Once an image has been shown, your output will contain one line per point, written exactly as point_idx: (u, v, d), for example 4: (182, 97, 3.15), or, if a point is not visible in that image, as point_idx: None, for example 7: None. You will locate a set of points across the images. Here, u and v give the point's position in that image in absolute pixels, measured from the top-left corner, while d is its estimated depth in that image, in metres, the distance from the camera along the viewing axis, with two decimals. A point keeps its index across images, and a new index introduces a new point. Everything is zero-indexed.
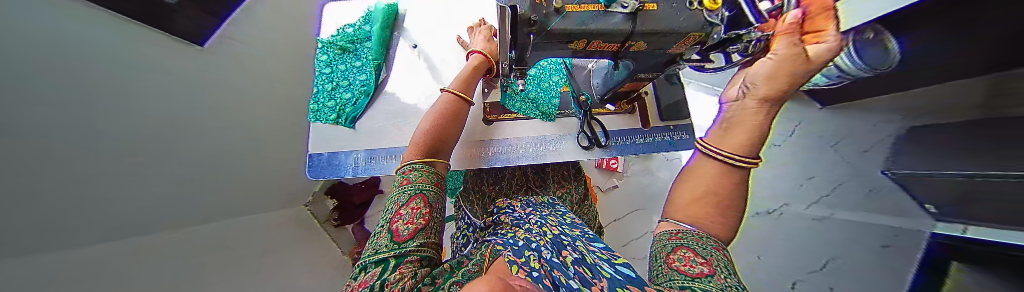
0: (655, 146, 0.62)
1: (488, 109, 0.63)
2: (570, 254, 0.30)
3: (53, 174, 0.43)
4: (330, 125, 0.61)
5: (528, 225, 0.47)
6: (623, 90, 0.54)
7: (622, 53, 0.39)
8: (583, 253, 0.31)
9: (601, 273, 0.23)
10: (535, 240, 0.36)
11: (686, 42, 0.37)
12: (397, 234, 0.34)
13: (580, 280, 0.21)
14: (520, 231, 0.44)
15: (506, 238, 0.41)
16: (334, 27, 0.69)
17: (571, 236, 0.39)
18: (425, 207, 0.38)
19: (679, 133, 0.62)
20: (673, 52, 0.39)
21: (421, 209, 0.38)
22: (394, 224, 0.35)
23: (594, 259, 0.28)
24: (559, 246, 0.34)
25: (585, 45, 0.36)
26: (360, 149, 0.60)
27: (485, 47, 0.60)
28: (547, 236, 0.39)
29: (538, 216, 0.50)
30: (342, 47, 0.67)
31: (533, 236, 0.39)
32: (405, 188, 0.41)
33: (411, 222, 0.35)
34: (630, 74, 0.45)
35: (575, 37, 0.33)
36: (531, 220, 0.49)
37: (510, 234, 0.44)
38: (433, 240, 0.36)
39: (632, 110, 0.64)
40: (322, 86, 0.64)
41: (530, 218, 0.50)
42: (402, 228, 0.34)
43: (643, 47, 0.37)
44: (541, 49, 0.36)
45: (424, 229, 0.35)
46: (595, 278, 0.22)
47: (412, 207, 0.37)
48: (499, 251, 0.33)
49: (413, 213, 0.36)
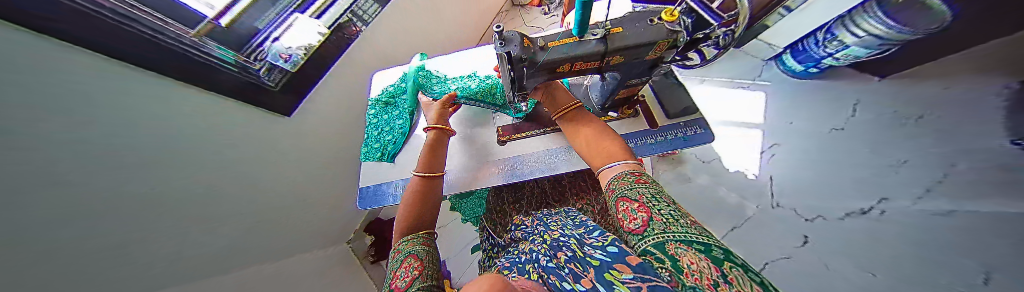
0: (666, 144, 0.62)
1: (500, 132, 0.72)
2: (564, 254, 0.31)
3: (119, 239, 0.54)
4: (377, 162, 0.76)
5: (534, 236, 0.50)
6: (621, 96, 0.59)
7: (605, 68, 0.46)
8: (576, 250, 0.31)
9: (590, 264, 0.24)
10: (538, 250, 0.38)
11: (659, 49, 0.43)
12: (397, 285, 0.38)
13: (573, 278, 0.23)
14: (526, 245, 0.46)
15: (513, 258, 0.41)
16: (380, 89, 0.90)
17: (568, 235, 0.41)
18: (415, 261, 0.43)
19: (691, 128, 0.63)
20: (652, 58, 0.45)
21: (412, 265, 0.42)
22: (395, 282, 0.39)
23: (587, 250, 0.29)
24: (556, 248, 0.36)
25: (571, 67, 0.44)
26: (399, 179, 0.72)
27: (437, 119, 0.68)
28: (547, 242, 0.42)
29: (541, 226, 0.53)
30: (385, 101, 0.86)
31: (536, 247, 0.40)
32: (397, 256, 0.46)
33: (406, 276, 0.39)
34: (620, 82, 0.51)
35: (561, 64, 0.42)
36: (536, 230, 0.52)
37: (518, 253, 0.44)
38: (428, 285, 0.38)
39: (635, 114, 0.67)
40: (371, 133, 0.82)
41: (535, 229, 0.53)
42: (401, 283, 0.38)
43: (621, 59, 0.43)
44: (534, 78, 0.45)
45: (419, 277, 0.39)
46: (583, 271, 0.23)
47: (405, 267, 0.41)
48: (505, 271, 0.34)
49: (405, 270, 0.40)
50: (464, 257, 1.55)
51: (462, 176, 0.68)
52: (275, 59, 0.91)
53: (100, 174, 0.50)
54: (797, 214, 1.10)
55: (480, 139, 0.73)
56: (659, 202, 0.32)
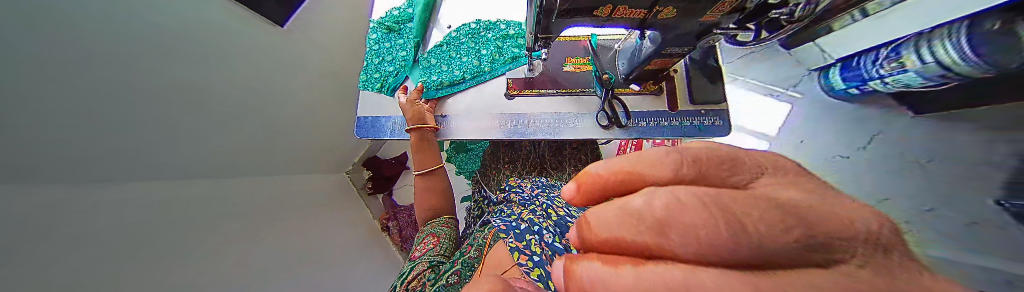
0: (681, 130, 0.59)
1: (510, 85, 0.66)
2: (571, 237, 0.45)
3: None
4: (375, 93, 0.71)
5: (534, 206, 0.52)
6: (651, 67, 0.53)
7: (649, 22, 0.39)
8: None
9: None
10: (539, 223, 0.46)
11: (722, 8, 0.35)
12: (415, 253, 0.53)
13: None
14: (525, 212, 0.50)
15: (510, 220, 0.47)
16: (383, 10, 0.79)
17: (573, 217, 0.52)
18: (432, 237, 0.55)
19: (712, 118, 0.59)
20: (706, 21, 0.38)
21: (430, 239, 0.55)
22: (418, 249, 0.54)
23: None
24: (562, 228, 0.48)
25: (611, 11, 0.36)
26: (397, 115, 0.69)
27: (411, 115, 0.63)
28: (551, 219, 0.50)
29: (544, 199, 0.55)
30: (389, 27, 0.76)
31: (537, 218, 0.47)
32: (428, 229, 0.58)
33: (426, 246, 0.54)
34: (659, 48, 0.45)
35: (601, 3, 0.35)
36: (537, 202, 0.53)
37: (515, 215, 0.49)
38: (443, 252, 0.52)
39: (659, 91, 0.61)
40: (370, 61, 0.75)
41: (536, 200, 0.54)
42: (419, 251, 0.53)
43: (672, 13, 0.36)
44: (565, 18, 0.39)
45: (434, 248, 0.53)
46: None
47: (426, 242, 0.55)
48: (503, 236, 0.43)
49: (425, 243, 0.54)
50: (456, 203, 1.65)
51: (463, 125, 0.66)
52: None
53: None
54: None
55: (490, 88, 0.68)
56: None
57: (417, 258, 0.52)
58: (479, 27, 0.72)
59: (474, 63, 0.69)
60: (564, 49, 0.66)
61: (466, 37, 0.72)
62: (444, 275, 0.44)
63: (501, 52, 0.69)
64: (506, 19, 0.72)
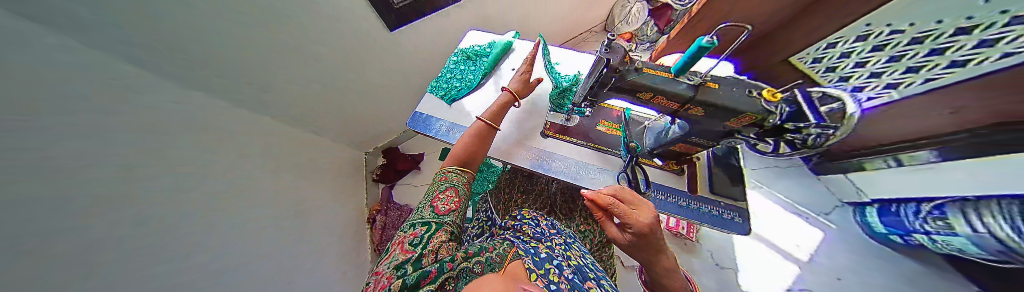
0: (696, 213, 0.60)
1: (547, 126, 0.76)
2: (595, 288, 0.41)
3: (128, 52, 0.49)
4: (437, 98, 0.86)
5: (550, 243, 0.54)
6: (677, 149, 0.60)
7: (680, 114, 0.47)
8: (603, 289, 0.43)
9: None
10: (557, 259, 0.46)
11: (743, 121, 0.43)
12: (439, 207, 0.51)
13: None
14: (541, 245, 0.52)
15: (529, 247, 0.49)
16: (468, 44, 1.01)
17: (592, 269, 0.49)
18: (453, 195, 0.55)
19: (729, 213, 0.60)
20: (730, 126, 0.45)
21: (451, 196, 0.55)
22: (434, 202, 0.53)
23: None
24: (581, 272, 0.46)
25: (652, 98, 0.46)
26: (447, 120, 0.81)
27: (516, 85, 0.71)
28: (570, 260, 0.49)
29: (560, 240, 0.57)
30: (468, 55, 0.96)
31: (555, 255, 0.48)
32: (444, 182, 0.58)
33: (446, 202, 0.53)
34: (686, 135, 0.52)
35: (645, 90, 0.45)
36: (555, 240, 0.56)
37: (532, 244, 0.51)
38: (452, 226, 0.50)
39: (680, 172, 0.66)
40: (444, 74, 0.92)
41: (553, 238, 0.57)
42: (440, 206, 0.51)
43: (701, 113, 0.44)
44: (613, 90, 0.49)
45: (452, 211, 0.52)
46: None
47: (446, 194, 0.55)
48: (520, 255, 0.43)
49: (447, 198, 0.54)
50: None
51: (498, 144, 0.74)
52: None
53: None
54: None
55: (535, 123, 0.78)
56: None
57: (441, 213, 0.50)
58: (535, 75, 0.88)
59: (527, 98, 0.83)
60: (601, 112, 0.77)
61: None
62: (475, 253, 0.42)
63: None
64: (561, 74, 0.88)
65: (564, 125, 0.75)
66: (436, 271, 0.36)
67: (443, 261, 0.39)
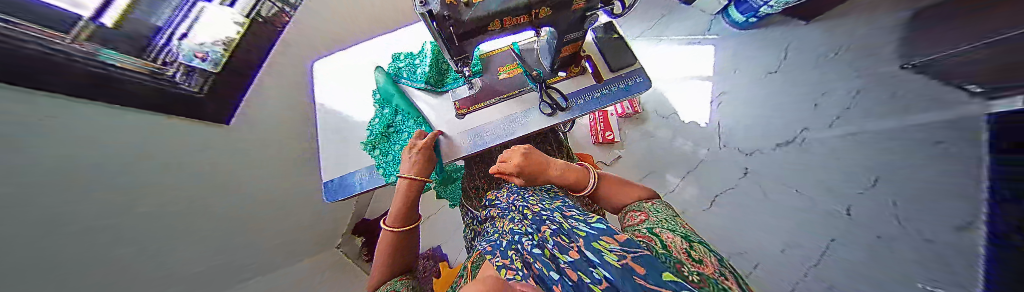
0: (612, 96, 0.66)
1: (457, 107, 0.71)
2: (548, 229, 0.38)
3: None
4: (333, 155, 0.73)
5: (512, 212, 0.51)
6: (566, 54, 0.62)
7: (536, 22, 0.46)
8: (560, 223, 0.40)
9: (578, 234, 0.33)
10: (518, 229, 0.42)
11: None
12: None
13: (562, 249, 0.30)
14: (506, 222, 0.48)
15: (494, 238, 0.45)
16: (322, 81, 0.84)
17: (549, 210, 0.47)
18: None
19: (632, 79, 0.68)
20: (578, 8, 0.46)
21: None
22: None
23: (572, 223, 0.38)
24: (539, 223, 0.42)
25: (500, 23, 0.44)
26: (362, 168, 0.71)
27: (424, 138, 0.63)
28: (528, 217, 0.46)
29: (521, 201, 0.55)
30: (333, 93, 0.81)
31: (517, 225, 0.44)
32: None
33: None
34: (559, 38, 0.53)
35: (487, 20, 0.42)
36: (515, 206, 0.53)
37: (497, 232, 0.48)
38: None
39: (583, 71, 0.70)
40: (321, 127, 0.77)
41: (513, 205, 0.54)
42: None
43: (548, 12, 0.44)
44: (467, 38, 0.45)
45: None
46: (574, 241, 0.31)
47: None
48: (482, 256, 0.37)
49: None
50: (455, 240, 1.61)
51: None
52: (192, 59, 0.86)
53: None
54: (740, 151, 1.38)
55: (443, 114, 0.72)
56: (660, 212, 0.43)
57: None
58: (409, 67, 0.78)
59: (423, 89, 0.75)
60: (493, 62, 0.74)
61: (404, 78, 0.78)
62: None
63: (444, 75, 0.77)
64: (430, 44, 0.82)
65: (467, 95, 0.71)
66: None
67: None
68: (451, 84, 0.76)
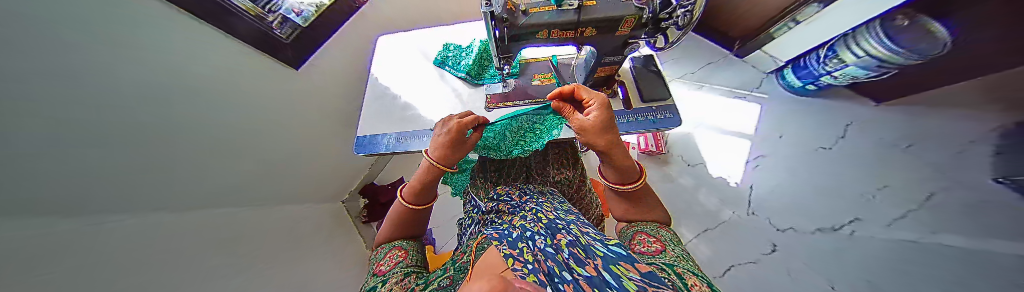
0: (638, 124, 0.67)
1: (489, 99, 0.77)
2: (564, 238, 0.41)
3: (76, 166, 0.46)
4: (372, 114, 0.82)
5: (524, 212, 0.53)
6: (601, 75, 0.65)
7: (581, 40, 0.51)
8: (577, 236, 0.42)
9: (595, 253, 0.35)
10: (532, 228, 0.45)
11: (628, 26, 0.47)
12: (380, 268, 0.48)
13: (577, 262, 0.33)
14: (516, 219, 0.51)
15: (503, 229, 0.47)
16: (383, 52, 0.97)
17: (564, 221, 0.49)
18: (399, 250, 0.54)
19: (662, 113, 0.68)
20: (622, 34, 0.50)
21: (397, 252, 0.53)
22: (380, 267, 0.49)
23: (589, 241, 0.40)
24: (553, 230, 0.44)
25: (549, 34, 0.49)
26: (392, 132, 0.79)
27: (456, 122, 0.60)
28: (542, 222, 0.48)
29: (534, 204, 0.57)
30: (388, 64, 0.93)
31: (529, 224, 0.47)
32: (394, 245, 0.57)
33: (393, 260, 0.50)
34: (598, 58, 0.57)
35: (538, 29, 0.48)
36: (527, 207, 0.55)
37: (506, 224, 0.50)
38: (404, 270, 0.46)
39: (614, 94, 0.72)
40: (370, 89, 0.88)
41: (526, 206, 0.56)
42: (384, 268, 0.48)
43: (593, 32, 0.48)
44: (515, 41, 0.51)
45: (403, 261, 0.50)
46: (589, 258, 0.34)
47: (393, 253, 0.53)
48: (494, 244, 0.41)
49: (390, 257, 0.51)
50: (449, 227, 1.65)
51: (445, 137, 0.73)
52: (287, 12, 1.07)
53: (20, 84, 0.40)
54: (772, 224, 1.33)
55: (476, 104, 0.79)
56: (673, 243, 0.41)
57: (384, 272, 0.47)
58: (457, 56, 0.88)
59: (462, 78, 0.84)
60: (530, 68, 0.79)
61: (449, 64, 0.87)
62: (436, 280, 0.39)
63: (484, 69, 0.84)
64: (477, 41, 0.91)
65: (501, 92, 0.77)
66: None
67: None
68: (489, 79, 0.83)
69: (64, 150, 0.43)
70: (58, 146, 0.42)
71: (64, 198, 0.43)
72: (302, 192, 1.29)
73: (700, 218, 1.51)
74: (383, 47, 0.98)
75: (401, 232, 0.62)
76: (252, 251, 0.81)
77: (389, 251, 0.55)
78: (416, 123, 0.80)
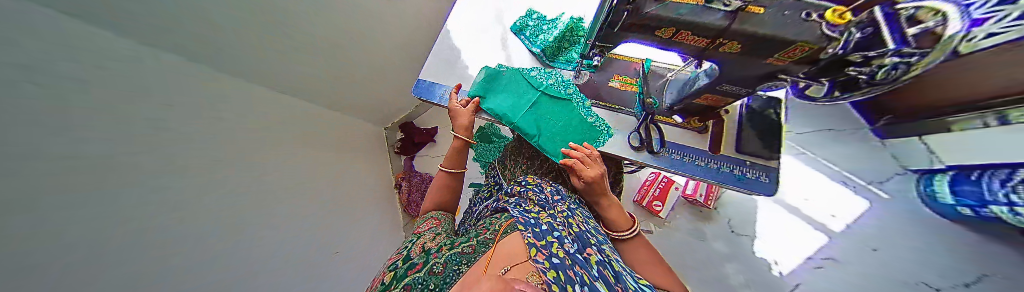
0: (717, 174, 0.56)
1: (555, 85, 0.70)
2: (595, 255, 0.37)
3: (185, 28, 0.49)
4: (436, 60, 0.82)
5: (554, 210, 0.51)
6: (702, 103, 0.53)
7: (710, 52, 0.40)
8: (606, 257, 0.38)
9: (626, 284, 0.32)
10: (561, 229, 0.43)
11: (789, 55, 0.35)
12: (416, 230, 0.51)
13: (605, 283, 0.30)
14: (544, 212, 0.49)
15: (530, 217, 0.46)
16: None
17: (595, 237, 0.46)
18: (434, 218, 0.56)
19: (755, 172, 0.55)
20: (771, 64, 0.38)
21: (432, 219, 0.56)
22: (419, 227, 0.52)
23: (619, 267, 0.36)
24: (583, 242, 0.41)
25: (673, 34, 0.39)
26: (449, 85, 0.79)
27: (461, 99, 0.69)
28: (572, 228, 0.45)
29: (566, 207, 0.54)
30: (466, 13, 0.90)
31: (558, 223, 0.45)
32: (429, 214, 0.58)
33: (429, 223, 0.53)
34: (714, 83, 0.45)
35: (665, 24, 0.38)
36: (559, 207, 0.53)
37: (533, 213, 0.48)
38: (434, 233, 0.48)
39: (703, 130, 0.60)
40: (442, 34, 0.87)
41: (558, 205, 0.53)
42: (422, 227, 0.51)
43: (736, 48, 0.37)
44: (625, 30, 0.42)
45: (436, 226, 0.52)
46: (618, 285, 0.31)
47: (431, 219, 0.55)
48: (520, 228, 0.40)
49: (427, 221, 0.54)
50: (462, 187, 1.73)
51: None
52: None
53: None
54: None
55: None
56: None
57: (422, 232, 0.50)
58: (537, 27, 0.80)
59: (534, 54, 0.77)
60: (613, 66, 0.69)
61: (526, 33, 0.80)
62: (460, 244, 0.41)
63: (560, 51, 0.76)
64: (567, 17, 0.81)
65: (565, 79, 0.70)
66: (421, 263, 0.36)
67: (429, 252, 0.39)
68: (562, 62, 0.75)
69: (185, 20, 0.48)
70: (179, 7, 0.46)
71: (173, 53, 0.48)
72: (366, 111, 1.41)
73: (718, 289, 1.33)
74: None
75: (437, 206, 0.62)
76: (304, 145, 0.93)
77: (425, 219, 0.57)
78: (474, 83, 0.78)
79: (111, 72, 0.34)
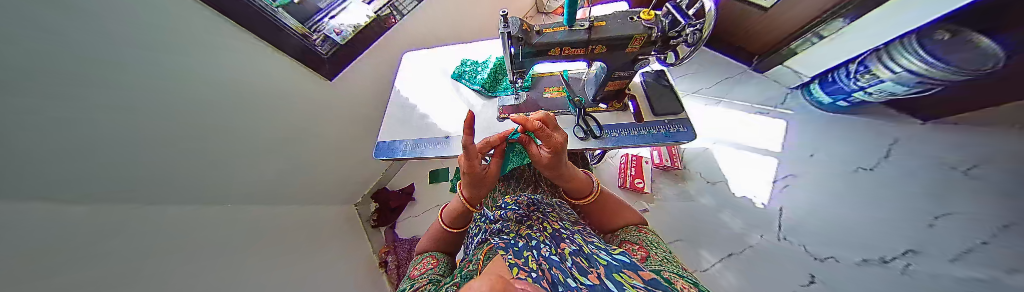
0: (649, 137, 0.67)
1: (501, 110, 0.81)
2: (569, 247, 0.41)
3: (72, 165, 0.45)
4: (393, 122, 0.89)
5: (530, 221, 0.54)
6: (611, 89, 0.66)
7: (591, 57, 0.54)
8: (580, 245, 0.42)
9: (598, 262, 0.35)
10: (538, 237, 0.46)
11: (637, 43, 0.50)
12: (413, 272, 0.52)
13: (581, 270, 0.34)
14: (522, 229, 0.51)
15: (509, 237, 0.48)
16: (407, 67, 1.06)
17: (570, 230, 0.49)
18: (427, 260, 0.57)
19: (675, 126, 0.68)
20: (631, 52, 0.53)
21: (425, 261, 0.56)
22: (410, 275, 0.51)
23: (591, 250, 0.40)
24: (558, 240, 0.45)
25: (561, 51, 0.52)
26: (409, 139, 0.84)
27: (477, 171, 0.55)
28: (547, 231, 0.49)
29: (541, 213, 0.58)
30: (411, 77, 1.02)
31: (535, 233, 0.48)
32: (417, 260, 0.58)
33: (419, 269, 0.53)
34: (609, 73, 0.58)
35: (551, 46, 0.51)
36: (534, 217, 0.56)
37: (512, 234, 0.50)
38: (425, 277, 0.48)
39: (624, 108, 0.73)
40: (392, 98, 0.95)
41: (533, 215, 0.57)
42: (412, 275, 0.51)
43: (603, 50, 0.51)
44: (528, 58, 0.55)
45: (431, 269, 0.52)
46: (593, 267, 0.34)
47: (420, 265, 0.55)
48: (501, 252, 0.42)
49: (424, 264, 0.55)
50: None
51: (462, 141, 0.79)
52: (331, 32, 1.07)
53: (65, 89, 0.42)
54: (796, 279, 1.20)
55: (491, 115, 0.83)
56: (659, 248, 0.45)
57: (417, 275, 0.50)
58: (472, 70, 0.95)
59: (477, 91, 0.89)
60: (542, 82, 0.83)
61: (465, 77, 0.94)
62: (444, 286, 0.40)
63: (497, 82, 0.90)
64: (493, 58, 0.98)
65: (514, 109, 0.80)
66: None
67: None
68: (501, 90, 0.87)
69: (65, 156, 0.43)
70: (54, 148, 0.41)
71: (57, 201, 0.42)
72: (314, 195, 1.34)
73: (724, 241, 1.38)
74: (409, 62, 1.08)
75: (433, 245, 0.66)
76: (261, 253, 0.83)
77: (417, 263, 0.58)
78: (432, 129, 0.85)
79: (15, 230, 0.31)
